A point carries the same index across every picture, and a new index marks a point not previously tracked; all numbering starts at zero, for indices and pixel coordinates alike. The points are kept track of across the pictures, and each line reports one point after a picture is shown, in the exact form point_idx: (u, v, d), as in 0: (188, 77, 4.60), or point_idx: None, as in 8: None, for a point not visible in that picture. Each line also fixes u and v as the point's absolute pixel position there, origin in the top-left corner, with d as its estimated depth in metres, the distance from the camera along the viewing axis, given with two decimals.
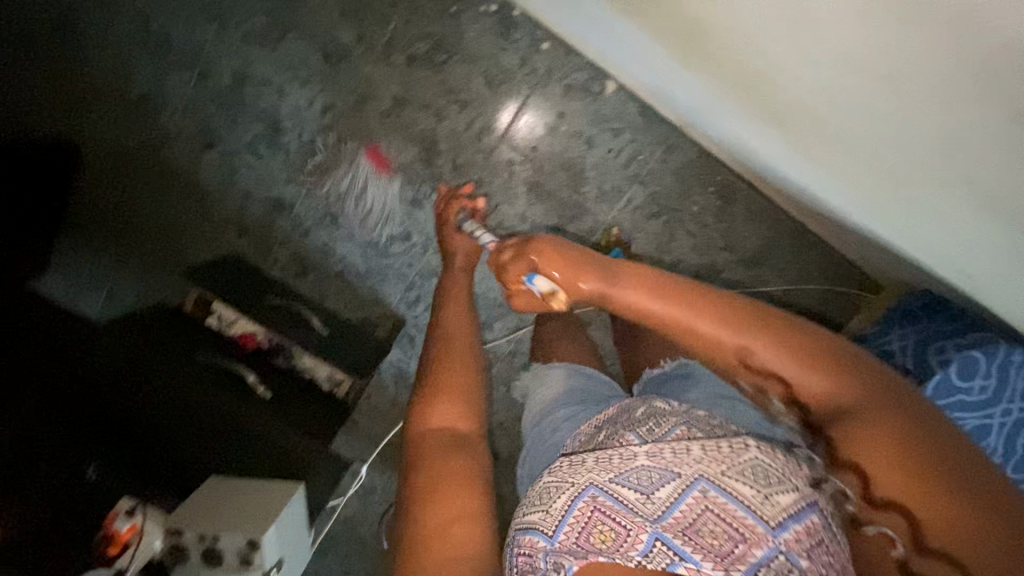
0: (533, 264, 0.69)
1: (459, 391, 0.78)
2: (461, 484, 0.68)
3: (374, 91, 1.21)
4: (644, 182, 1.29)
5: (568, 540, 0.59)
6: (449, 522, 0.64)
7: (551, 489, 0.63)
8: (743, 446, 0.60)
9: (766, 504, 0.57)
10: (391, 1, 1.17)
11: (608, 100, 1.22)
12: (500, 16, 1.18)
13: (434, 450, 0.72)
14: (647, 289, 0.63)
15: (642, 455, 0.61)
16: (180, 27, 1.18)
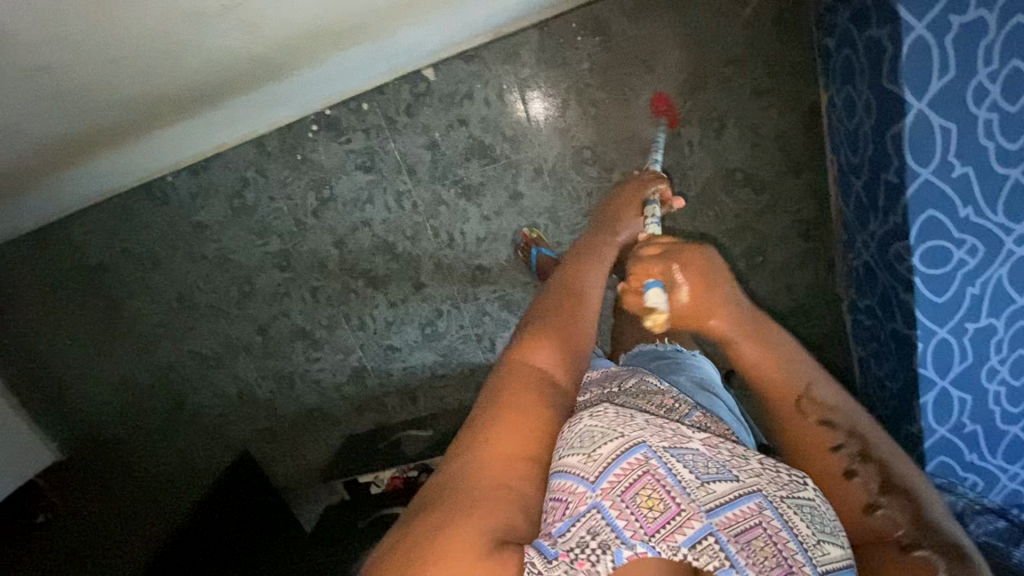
0: (668, 272, 0.58)
1: (563, 334, 0.62)
2: (529, 435, 0.53)
3: (323, 251, 1.40)
4: (530, 95, 1.23)
5: (612, 493, 0.49)
6: (504, 459, 0.50)
7: (595, 433, 0.53)
8: (802, 481, 0.54)
9: (817, 547, 0.50)
10: (269, 196, 1.35)
11: (438, 82, 1.24)
12: (323, 125, 1.29)
13: (523, 387, 0.57)
14: (735, 314, 0.59)
15: (697, 441, 0.55)
16: (210, 338, 1.51)
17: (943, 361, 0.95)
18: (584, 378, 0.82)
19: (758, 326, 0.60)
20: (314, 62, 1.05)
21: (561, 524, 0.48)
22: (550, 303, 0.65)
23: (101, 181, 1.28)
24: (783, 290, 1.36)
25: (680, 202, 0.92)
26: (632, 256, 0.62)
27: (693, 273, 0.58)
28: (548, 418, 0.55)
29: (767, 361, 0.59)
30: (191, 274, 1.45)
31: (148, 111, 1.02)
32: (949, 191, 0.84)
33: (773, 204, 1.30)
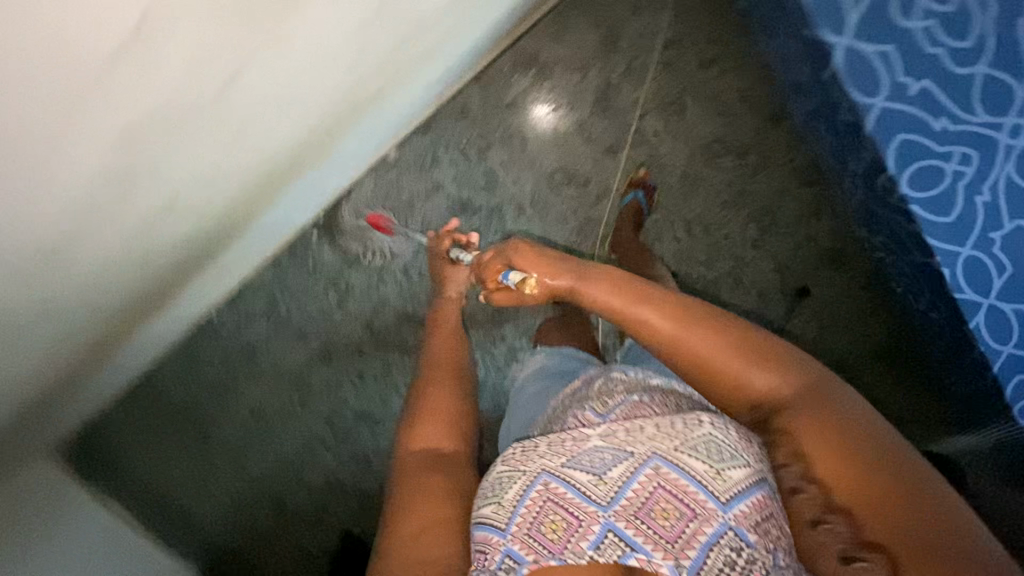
0: (509, 264, 0.82)
1: (440, 413, 0.78)
2: (432, 499, 0.66)
3: (356, 337, 1.49)
4: (488, 141, 1.29)
5: (521, 532, 0.61)
6: (422, 527, 0.63)
7: (505, 480, 0.66)
8: (696, 423, 0.66)
9: (718, 479, 0.61)
10: (296, 303, 1.48)
11: (405, 159, 1.34)
12: (323, 228, 1.42)
13: (414, 469, 0.71)
14: (566, 270, 0.76)
15: (594, 438, 0.68)
16: (287, 440, 1.63)
17: (979, 280, 0.88)
18: (564, 392, 0.93)
19: (587, 286, 0.74)
20: (288, 183, 1.18)
21: (496, 565, 0.61)
22: (432, 383, 0.83)
23: (159, 334, 1.45)
24: (805, 242, 1.29)
25: (469, 241, 1.08)
26: (483, 271, 0.87)
27: (521, 261, 0.80)
28: (443, 478, 0.69)
29: (638, 317, 0.68)
30: (255, 388, 1.60)
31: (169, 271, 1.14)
32: (913, 110, 0.79)
33: (763, 162, 1.25)
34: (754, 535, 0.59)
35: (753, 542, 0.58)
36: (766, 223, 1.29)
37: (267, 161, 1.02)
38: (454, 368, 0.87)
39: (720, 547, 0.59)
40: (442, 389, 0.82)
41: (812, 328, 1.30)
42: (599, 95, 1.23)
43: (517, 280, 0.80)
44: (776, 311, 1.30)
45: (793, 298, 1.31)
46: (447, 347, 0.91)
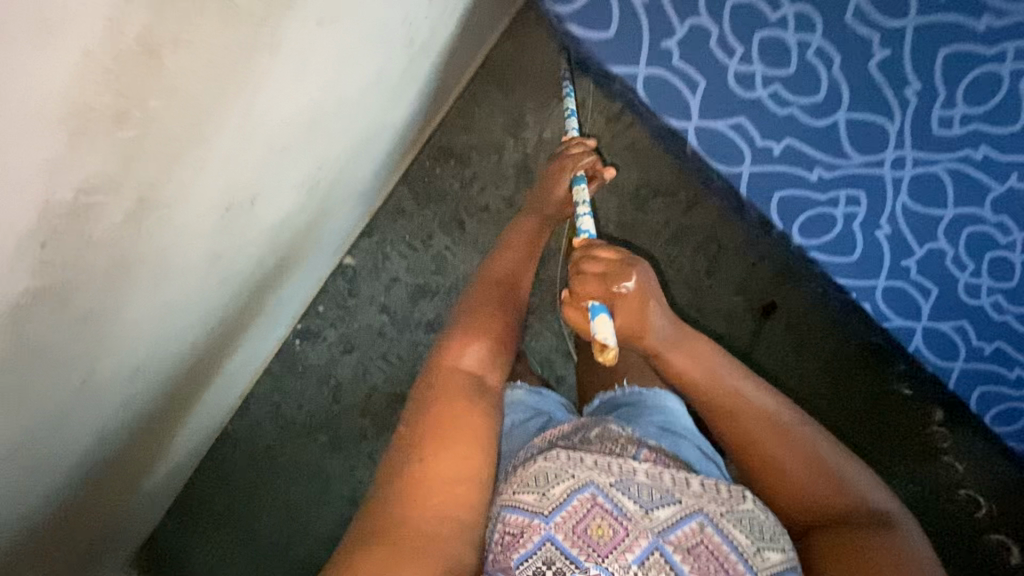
0: (605, 300, 0.72)
1: (495, 342, 0.76)
2: (471, 454, 0.66)
3: (358, 425, 1.57)
4: (430, 231, 1.36)
5: (564, 527, 0.64)
6: (452, 479, 0.64)
7: (549, 477, 0.67)
8: (742, 496, 0.68)
9: (757, 557, 0.64)
10: (297, 405, 1.58)
11: (359, 261, 1.42)
12: (303, 336, 1.52)
13: (455, 397, 0.69)
14: (671, 331, 0.74)
15: (640, 472, 0.69)
16: (319, 523, 1.62)
17: (907, 307, 0.86)
18: (551, 435, 0.80)
19: (677, 342, 0.74)
20: (259, 325, 1.23)
21: (531, 546, 0.64)
22: (477, 306, 0.78)
23: (182, 468, 1.53)
24: (758, 261, 1.28)
25: (612, 170, 0.97)
26: (580, 275, 0.74)
27: (628, 297, 0.72)
28: (477, 425, 0.68)
29: (706, 384, 0.74)
30: (274, 495, 1.65)
31: (150, 449, 1.12)
32: (782, 167, 0.81)
33: (695, 197, 1.26)
34: None
35: None
36: (713, 250, 1.29)
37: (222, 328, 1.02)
38: (512, 304, 0.81)
39: None
40: (502, 321, 0.78)
41: (785, 344, 1.28)
42: (519, 168, 1.28)
43: (603, 336, 0.71)
44: (742, 334, 1.29)
45: (760, 317, 1.29)
46: (518, 280, 0.84)
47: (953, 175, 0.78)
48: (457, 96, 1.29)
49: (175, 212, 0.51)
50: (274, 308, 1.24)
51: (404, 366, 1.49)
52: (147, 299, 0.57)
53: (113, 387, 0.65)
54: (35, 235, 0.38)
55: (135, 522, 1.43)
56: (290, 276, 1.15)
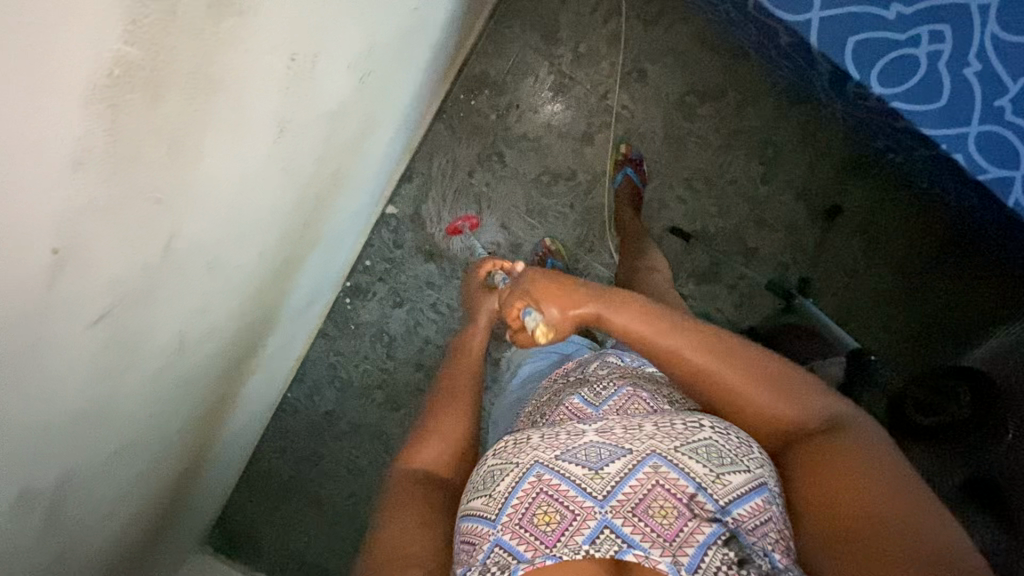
0: (524, 300, 0.72)
1: (448, 427, 0.73)
2: (418, 522, 0.61)
3: (413, 379, 1.56)
4: (470, 168, 1.34)
5: (511, 523, 0.56)
6: (405, 547, 0.59)
7: (494, 473, 0.60)
8: (697, 425, 0.59)
9: (716, 484, 0.55)
10: (353, 364, 1.59)
11: (401, 210, 1.41)
12: (352, 294, 1.52)
13: (410, 487, 0.66)
14: (588, 297, 0.71)
15: (590, 432, 0.61)
16: (386, 482, 1.63)
17: (1005, 156, 0.78)
18: (556, 374, 0.82)
19: (608, 300, 0.70)
20: (316, 274, 1.22)
21: (483, 557, 0.55)
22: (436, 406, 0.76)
23: (247, 439, 1.53)
24: (818, 160, 1.22)
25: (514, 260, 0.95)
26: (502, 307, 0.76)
27: (533, 288, 0.72)
28: (427, 502, 0.64)
29: (650, 331, 0.67)
30: (339, 459, 1.65)
31: (222, 404, 1.10)
32: (856, 7, 0.77)
33: (744, 97, 1.22)
34: (753, 537, 0.54)
35: (755, 544, 0.53)
36: (769, 154, 1.23)
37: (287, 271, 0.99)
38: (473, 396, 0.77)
39: (719, 547, 0.53)
40: (451, 408, 0.75)
41: (853, 248, 1.21)
42: (556, 91, 1.26)
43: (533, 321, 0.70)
44: (807, 242, 1.23)
45: (823, 221, 1.22)
46: (469, 367, 0.81)
47: None
48: (489, 25, 1.28)
49: (244, 52, 0.44)
50: (330, 250, 1.20)
51: (455, 314, 1.47)
52: (217, 170, 0.50)
53: (191, 283, 0.60)
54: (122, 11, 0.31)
55: (208, 491, 1.43)
56: (345, 215, 1.12)
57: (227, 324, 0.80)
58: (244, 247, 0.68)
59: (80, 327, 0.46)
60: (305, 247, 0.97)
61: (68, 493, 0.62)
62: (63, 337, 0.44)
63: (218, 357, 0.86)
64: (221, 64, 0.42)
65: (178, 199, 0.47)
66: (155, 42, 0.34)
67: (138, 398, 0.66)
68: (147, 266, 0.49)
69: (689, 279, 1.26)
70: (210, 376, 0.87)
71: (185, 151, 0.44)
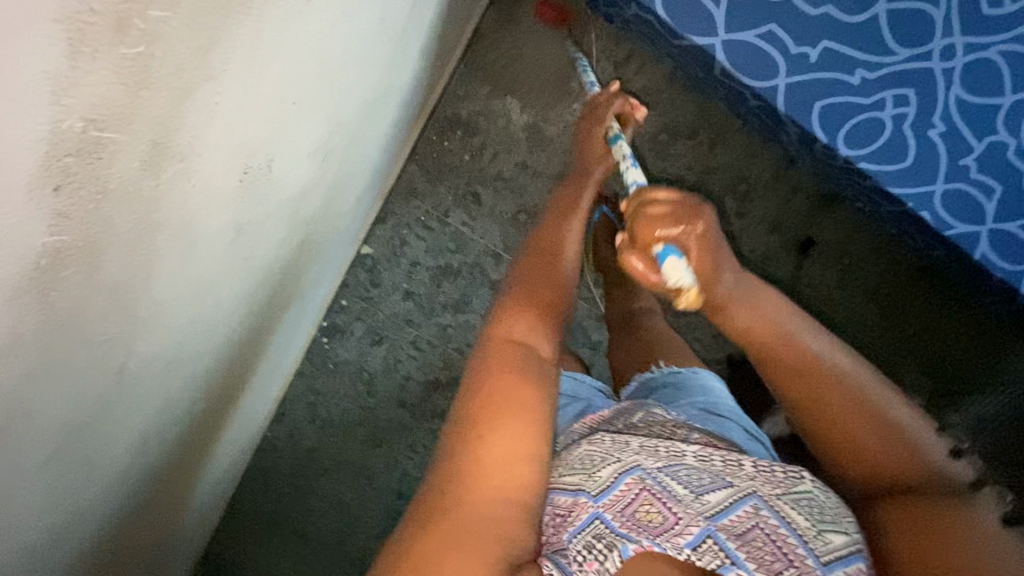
0: (680, 238, 0.59)
1: (550, 303, 0.65)
2: (529, 432, 0.56)
3: (395, 415, 1.55)
4: (445, 208, 1.32)
5: (614, 507, 0.60)
6: (503, 462, 0.55)
7: (595, 459, 0.65)
8: (799, 476, 0.61)
9: (817, 540, 0.57)
10: (334, 402, 1.57)
11: (377, 250, 1.39)
12: (330, 333, 1.49)
13: (513, 368, 0.58)
14: (734, 276, 0.62)
15: (689, 455, 0.64)
16: (371, 518, 1.61)
17: (966, 211, 0.81)
18: (591, 418, 0.81)
19: (751, 293, 0.63)
20: (289, 326, 1.19)
21: (580, 526, 0.60)
22: (529, 272, 0.67)
23: (226, 483, 1.50)
24: (790, 196, 1.23)
25: (640, 113, 0.92)
26: (637, 221, 0.60)
27: (699, 242, 0.59)
28: (535, 391, 0.58)
29: (772, 333, 0.63)
30: (322, 496, 1.64)
31: (194, 467, 1.07)
32: (818, 75, 0.83)
33: (718, 136, 1.22)
34: None
35: None
36: (742, 191, 1.24)
37: (255, 337, 0.96)
38: (559, 268, 0.69)
39: None
40: (550, 281, 0.67)
41: (828, 280, 1.23)
42: (530, 131, 1.25)
43: (682, 281, 0.58)
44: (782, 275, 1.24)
45: (798, 254, 1.24)
46: (570, 256, 0.71)
47: (1005, 58, 0.77)
48: (460, 65, 1.26)
49: (190, 188, 0.41)
50: (303, 301, 1.18)
51: (435, 351, 1.46)
52: (167, 291, 0.48)
53: (147, 388, 0.58)
54: (45, 213, 0.29)
55: (187, 541, 1.39)
56: (316, 267, 1.09)
57: (193, 401, 0.78)
58: (201, 338, 0.65)
59: (34, 466, 0.44)
60: (274, 309, 0.94)
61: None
62: (16, 482, 0.43)
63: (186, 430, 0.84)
64: (166, 208, 0.40)
65: (130, 322, 0.45)
66: (85, 219, 0.32)
67: (97, 506, 0.63)
68: (103, 386, 0.48)
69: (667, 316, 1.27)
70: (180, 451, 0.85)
71: (131, 288, 0.42)
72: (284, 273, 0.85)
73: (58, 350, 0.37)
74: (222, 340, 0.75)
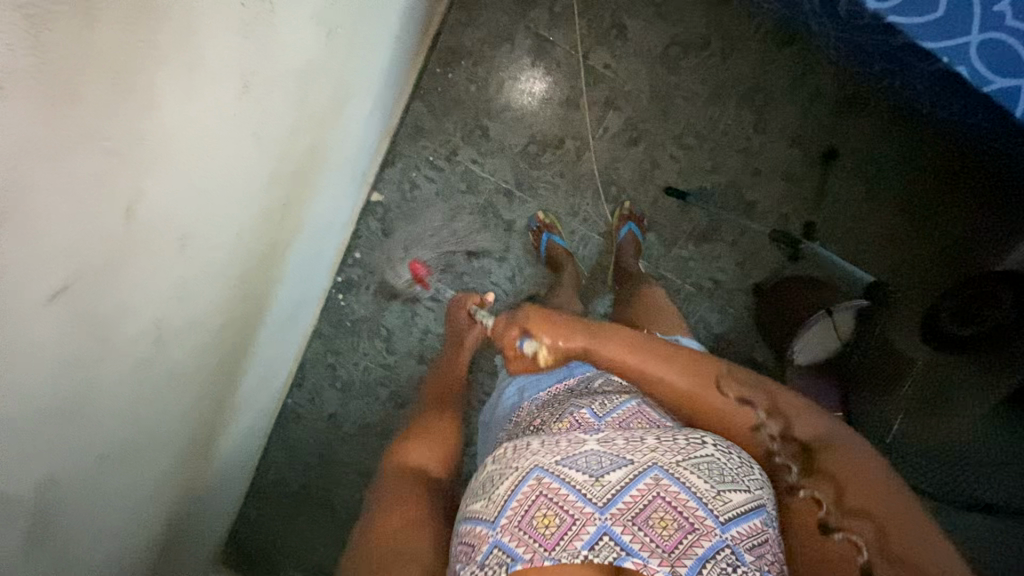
0: (522, 329, 0.70)
1: (436, 440, 0.79)
2: (418, 510, 0.64)
3: (416, 372, 1.51)
4: (455, 144, 1.31)
5: (511, 525, 0.53)
6: (402, 531, 0.61)
7: (494, 478, 0.58)
8: (699, 443, 0.58)
9: (717, 501, 0.53)
10: (353, 363, 1.54)
11: (387, 196, 1.37)
12: (346, 289, 1.47)
13: (402, 484, 0.69)
14: (579, 330, 0.70)
15: (592, 440, 0.59)
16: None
17: (1012, 59, 0.72)
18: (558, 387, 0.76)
19: (600, 331, 0.70)
20: (302, 273, 1.17)
21: (482, 557, 0.52)
22: (420, 425, 0.82)
23: (250, 449, 1.48)
24: (812, 101, 1.19)
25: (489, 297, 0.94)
26: (492, 338, 0.73)
27: (535, 318, 0.69)
28: (418, 491, 0.68)
29: (636, 357, 0.68)
30: (347, 462, 1.60)
31: (220, 412, 1.05)
32: None
33: (730, 43, 1.20)
34: (749, 556, 0.52)
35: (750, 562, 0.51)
36: (760, 102, 1.20)
37: (272, 270, 0.94)
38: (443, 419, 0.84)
39: (716, 561, 0.51)
40: (438, 423, 0.83)
41: (855, 191, 1.18)
42: (536, 56, 1.25)
43: (533, 349, 0.69)
44: (806, 189, 1.19)
45: (823, 165, 1.18)
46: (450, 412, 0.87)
47: None
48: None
49: None
50: (315, 247, 1.17)
51: (452, 300, 1.43)
52: (174, 128, 0.46)
53: (160, 267, 0.55)
54: None
55: (214, 508, 1.37)
56: (326, 202, 1.07)
57: (211, 315, 0.75)
58: (213, 236, 0.63)
59: (36, 302, 0.41)
60: (286, 234, 0.91)
61: (54, 509, 0.58)
62: (20, 313, 0.40)
63: (206, 355, 0.81)
64: None
65: (130, 149, 0.42)
66: None
67: (112, 403, 0.60)
68: (107, 230, 0.44)
69: (688, 240, 1.23)
70: (201, 377, 0.83)
71: (134, 94, 0.40)
72: (295, 187, 0.83)
73: (59, 133, 0.35)
74: (235, 254, 0.73)
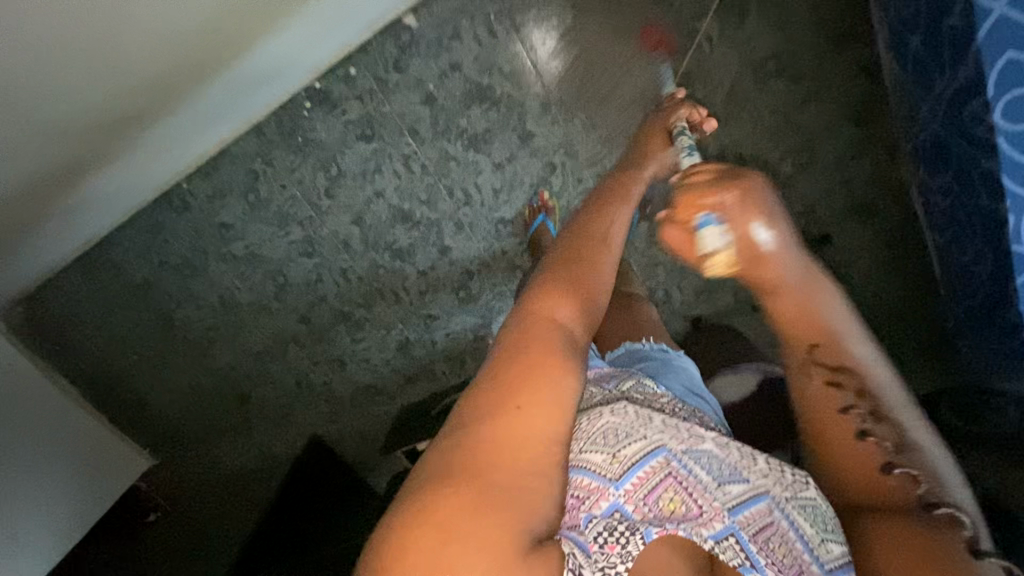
0: (716, 205, 0.57)
1: (582, 287, 0.59)
2: (555, 414, 0.51)
3: (342, 231, 1.34)
4: (522, 22, 1.16)
5: (633, 494, 0.57)
6: (517, 442, 0.49)
7: (618, 435, 0.61)
8: (806, 482, 0.60)
9: (822, 547, 0.56)
10: (279, 185, 1.31)
11: (422, 30, 1.18)
12: (317, 101, 1.24)
13: (539, 348, 0.54)
14: (782, 257, 0.57)
15: (710, 441, 0.64)
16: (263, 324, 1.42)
17: None
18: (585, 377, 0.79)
19: (807, 287, 0.58)
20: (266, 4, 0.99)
21: (596, 514, 0.56)
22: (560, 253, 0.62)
23: (115, 204, 1.24)
24: (837, 187, 1.22)
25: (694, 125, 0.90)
26: (682, 189, 0.59)
27: (734, 209, 0.56)
28: (565, 387, 0.52)
29: (799, 315, 0.58)
30: (219, 277, 1.40)
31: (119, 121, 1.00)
32: None
33: (815, 90, 1.16)
34: None
35: None
36: (802, 159, 1.21)
37: None
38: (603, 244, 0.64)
39: None
40: (583, 267, 0.61)
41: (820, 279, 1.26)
42: None
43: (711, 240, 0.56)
44: None
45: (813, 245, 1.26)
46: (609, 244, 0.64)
47: None
48: None
49: None
50: None
51: (421, 178, 1.28)
52: None
53: None
54: None
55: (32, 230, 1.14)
56: None
57: None
58: None
59: None
60: None
61: None
62: None
63: None
64: None
65: None
66: None
67: None
68: None
69: None
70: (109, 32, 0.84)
71: None
72: None
73: None
74: None
